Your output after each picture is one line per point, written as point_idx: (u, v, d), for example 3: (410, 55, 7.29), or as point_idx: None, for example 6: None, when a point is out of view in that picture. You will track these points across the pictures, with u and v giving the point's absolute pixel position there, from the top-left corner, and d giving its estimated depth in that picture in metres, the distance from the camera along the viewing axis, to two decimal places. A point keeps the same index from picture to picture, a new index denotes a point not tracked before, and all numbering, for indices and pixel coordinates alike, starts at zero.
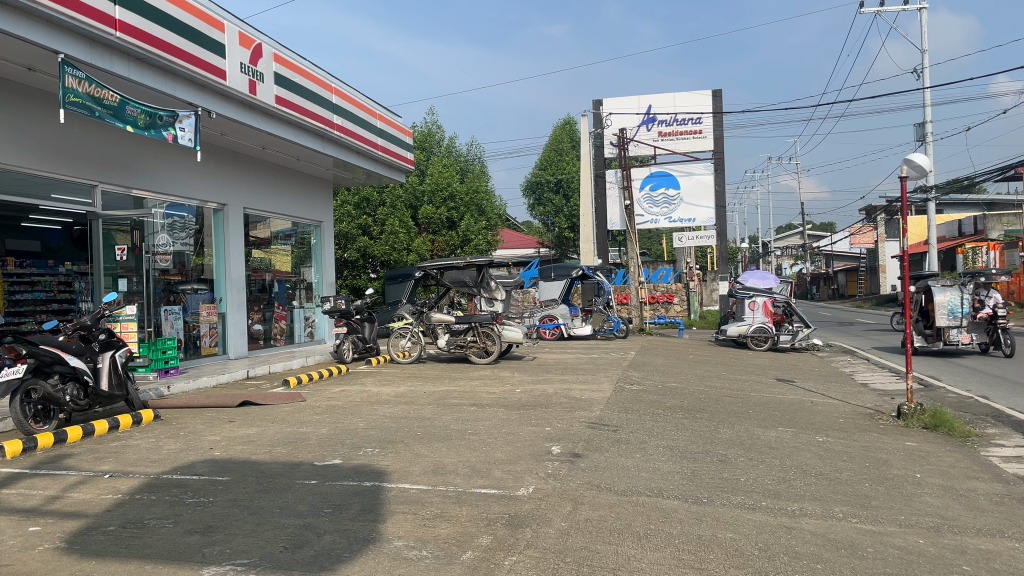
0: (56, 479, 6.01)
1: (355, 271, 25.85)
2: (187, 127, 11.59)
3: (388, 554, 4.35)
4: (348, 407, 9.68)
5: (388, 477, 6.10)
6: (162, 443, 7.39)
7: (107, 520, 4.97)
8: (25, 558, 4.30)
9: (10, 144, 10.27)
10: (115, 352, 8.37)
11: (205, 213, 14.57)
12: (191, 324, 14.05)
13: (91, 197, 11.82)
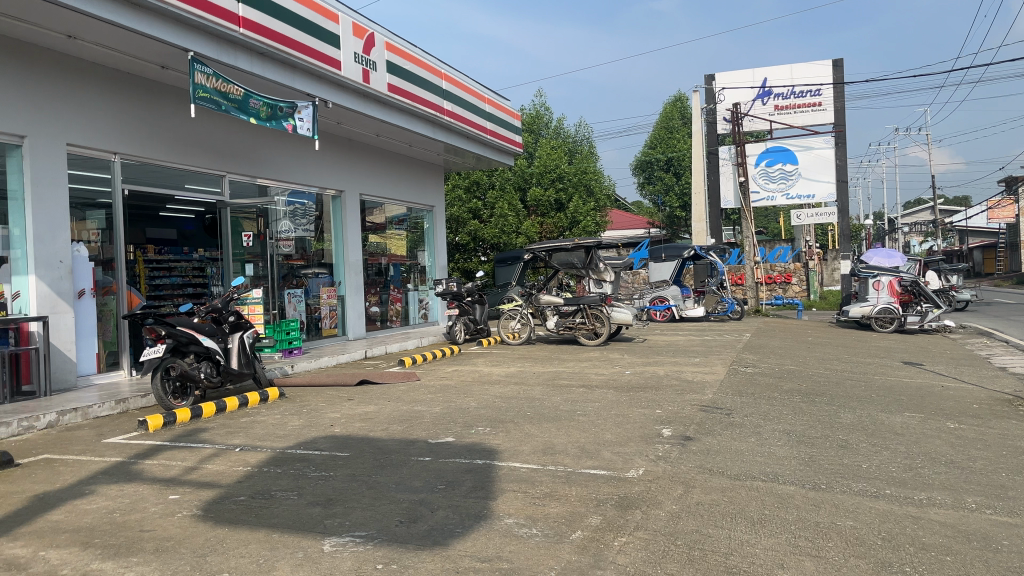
0: (193, 451, 6.44)
1: (465, 255, 26.29)
2: (305, 117, 12.05)
3: (499, 531, 4.44)
4: (460, 387, 9.91)
5: (499, 456, 6.21)
6: (287, 420, 7.79)
7: (239, 490, 5.30)
8: (165, 524, 4.65)
9: (147, 137, 10.99)
10: (243, 333, 8.77)
11: (324, 200, 15.17)
12: (313, 307, 14.71)
13: (220, 186, 12.54)
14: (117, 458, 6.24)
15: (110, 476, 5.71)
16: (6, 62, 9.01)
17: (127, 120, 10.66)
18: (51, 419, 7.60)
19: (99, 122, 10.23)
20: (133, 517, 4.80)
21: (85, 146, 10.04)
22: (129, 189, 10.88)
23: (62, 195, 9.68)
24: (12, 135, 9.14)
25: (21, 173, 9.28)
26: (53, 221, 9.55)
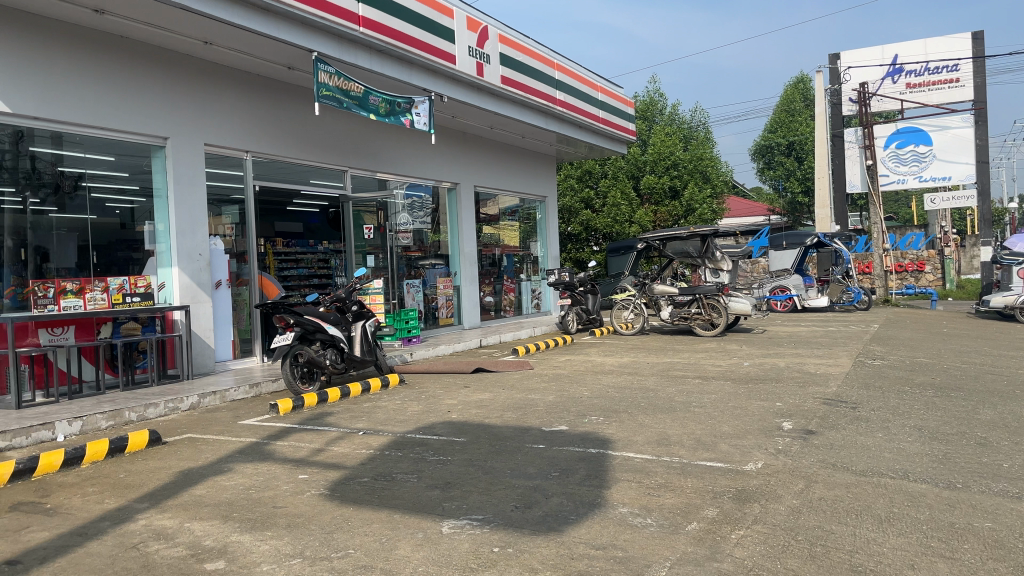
0: (320, 434, 6.77)
1: (578, 245, 26.26)
2: (422, 112, 12.31)
3: (614, 520, 4.45)
4: (573, 376, 9.94)
5: (613, 445, 6.21)
6: (406, 405, 8.06)
7: (362, 471, 5.54)
8: (296, 501, 4.93)
9: (275, 135, 11.57)
10: (365, 323, 9.20)
11: (440, 192, 15.52)
12: (430, 297, 15.11)
13: (341, 180, 13.10)
14: (252, 439, 6.64)
15: (246, 455, 6.09)
16: (150, 69, 9.71)
17: (257, 119, 11.26)
18: (193, 401, 8.16)
19: (233, 122, 10.86)
20: (267, 494, 5.11)
21: (220, 145, 10.69)
22: (260, 185, 11.49)
23: (200, 192, 10.36)
24: (156, 136, 9.84)
25: (165, 172, 9.99)
26: (193, 216, 10.23)
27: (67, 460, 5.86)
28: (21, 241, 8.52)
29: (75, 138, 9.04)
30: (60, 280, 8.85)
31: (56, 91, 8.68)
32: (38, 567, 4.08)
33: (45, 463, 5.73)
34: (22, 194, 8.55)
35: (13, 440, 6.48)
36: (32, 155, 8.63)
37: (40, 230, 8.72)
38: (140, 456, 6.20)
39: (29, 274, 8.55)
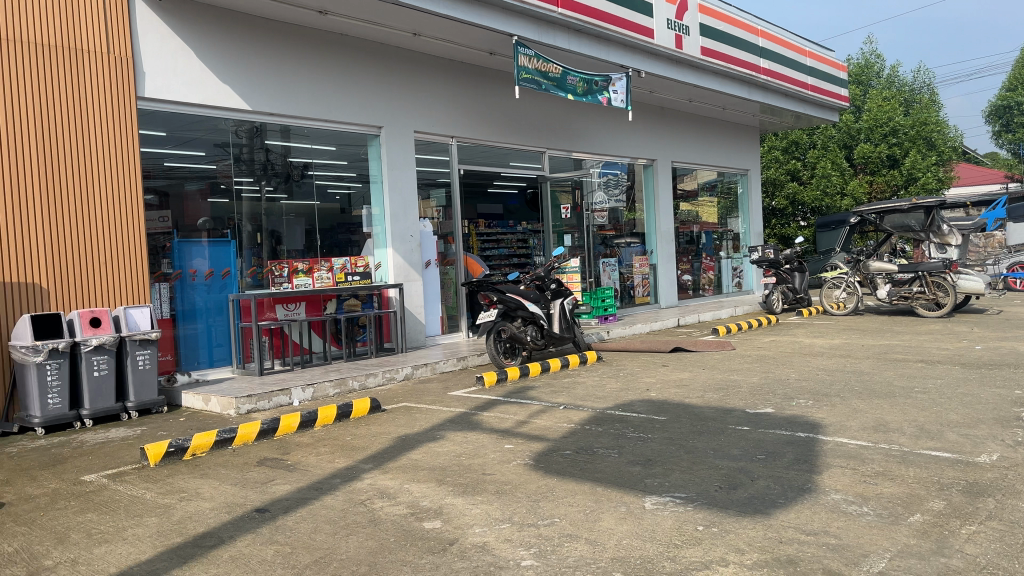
0: (523, 407, 7.02)
1: (783, 220, 24.98)
2: (619, 89, 12.18)
3: (827, 506, 4.26)
4: (779, 357, 9.55)
5: (824, 430, 5.92)
6: (605, 382, 8.16)
7: (565, 444, 5.69)
8: (503, 470, 5.17)
9: (477, 120, 12.01)
10: (563, 301, 9.21)
11: (636, 169, 15.39)
12: (626, 275, 15.08)
13: (540, 161, 13.29)
14: (461, 409, 7.03)
15: (456, 424, 6.46)
16: (366, 64, 10.43)
17: (461, 106, 11.74)
18: (407, 372, 8.74)
19: (439, 109, 11.41)
20: (477, 461, 5.41)
21: (428, 131, 11.28)
22: (464, 168, 12.00)
23: (411, 177, 11.00)
24: (371, 126, 10.58)
25: (380, 160, 10.71)
26: (405, 199, 10.91)
27: (303, 423, 6.53)
28: (258, 226, 9.48)
29: (302, 131, 9.92)
30: (292, 260, 9.79)
31: (287, 89, 9.59)
32: (284, 516, 4.61)
33: (285, 424, 6.42)
34: (259, 184, 9.50)
35: (258, 403, 7.30)
36: (267, 149, 9.58)
37: (273, 216, 9.63)
38: (363, 422, 6.76)
39: (265, 255, 9.52)
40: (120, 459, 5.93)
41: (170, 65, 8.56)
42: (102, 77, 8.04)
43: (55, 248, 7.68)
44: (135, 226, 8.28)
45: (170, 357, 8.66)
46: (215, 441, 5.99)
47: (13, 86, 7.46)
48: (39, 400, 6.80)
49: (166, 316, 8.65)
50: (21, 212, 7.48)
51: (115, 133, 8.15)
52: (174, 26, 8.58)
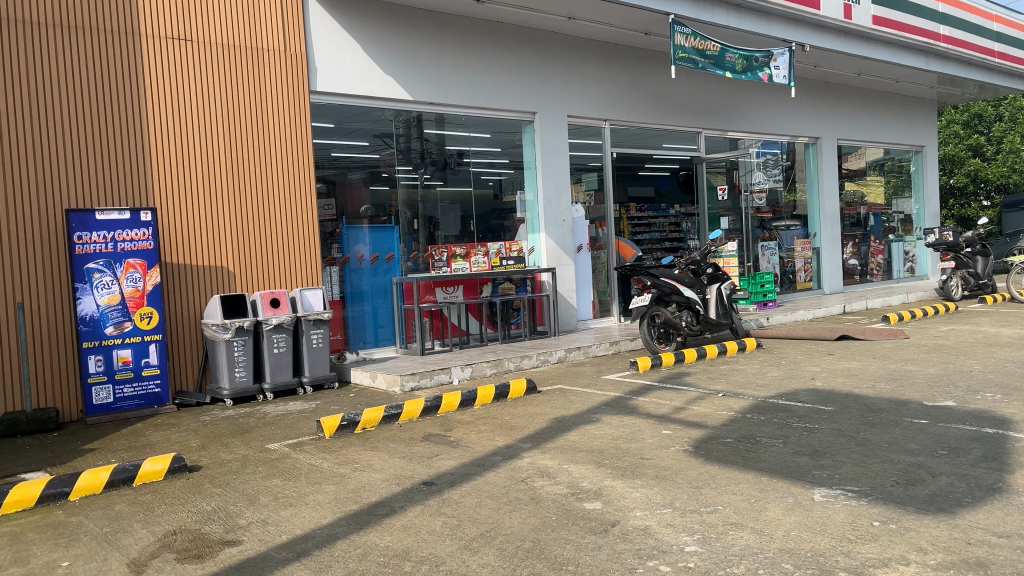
0: (680, 392, 6.93)
1: (961, 200, 22.80)
2: (781, 65, 11.65)
3: (1021, 508, 3.95)
4: (959, 347, 8.88)
5: (1015, 426, 5.46)
6: (766, 370, 7.90)
7: (725, 432, 5.57)
8: (662, 455, 5.14)
9: (631, 102, 11.88)
10: (720, 285, 9.01)
11: (797, 147, 14.71)
12: (786, 260, 14.48)
13: (695, 142, 13.01)
14: (616, 393, 7.03)
15: (612, 408, 6.47)
16: (521, 50, 10.56)
17: (614, 88, 11.65)
18: (561, 355, 8.84)
19: (593, 92, 11.39)
20: (634, 445, 5.40)
21: (582, 115, 11.30)
22: (617, 152, 11.92)
23: (564, 161, 11.06)
24: (526, 112, 10.73)
25: (534, 146, 10.84)
26: (558, 184, 10.99)
27: (463, 401, 6.76)
28: (415, 212, 9.83)
29: (458, 119, 10.20)
30: (450, 245, 10.10)
31: (446, 79, 9.88)
32: (449, 490, 4.80)
33: (447, 403, 6.67)
34: (418, 172, 9.86)
35: (420, 381, 7.64)
36: (427, 138, 9.94)
37: (429, 202, 9.97)
38: (520, 402, 6.91)
39: (423, 240, 9.87)
40: (299, 430, 6.39)
41: (339, 59, 9.05)
42: (281, 76, 8.65)
43: (241, 235, 8.37)
44: (309, 215, 8.85)
45: (339, 336, 9.22)
46: (383, 416, 6.32)
47: (206, 88, 8.19)
48: (227, 373, 7.44)
49: (336, 298, 9.21)
50: (212, 202, 8.20)
51: (292, 129, 8.74)
52: (343, 22, 9.06)
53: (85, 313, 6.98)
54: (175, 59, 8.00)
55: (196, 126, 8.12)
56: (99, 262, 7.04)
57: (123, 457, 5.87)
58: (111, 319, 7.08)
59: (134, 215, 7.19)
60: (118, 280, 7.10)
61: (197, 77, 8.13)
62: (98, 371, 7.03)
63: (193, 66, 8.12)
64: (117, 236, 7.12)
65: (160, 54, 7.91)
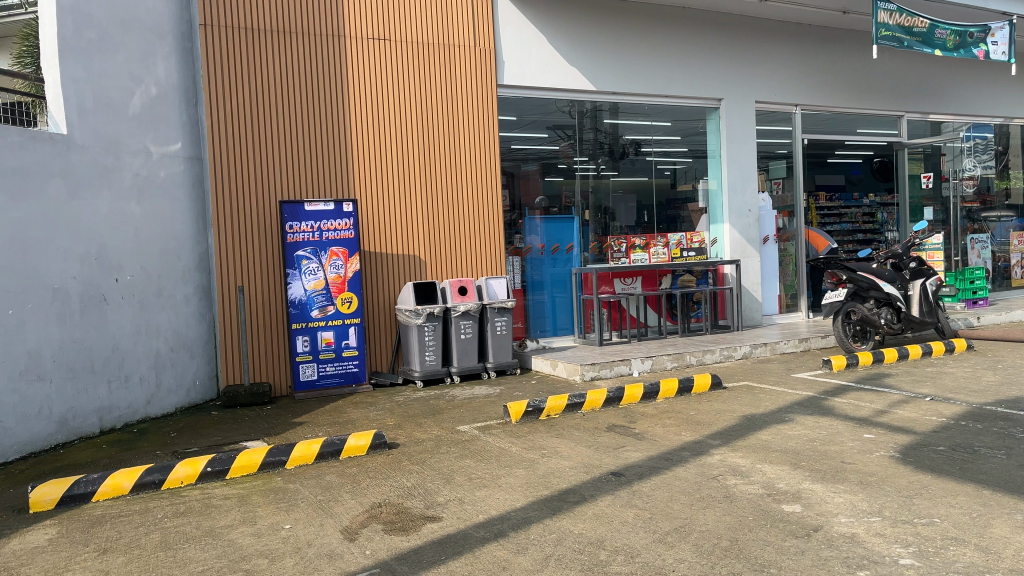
0: (880, 395, 6.52)
1: None
2: (1000, 39, 10.60)
3: None
4: None
5: None
6: (980, 374, 7.26)
7: (936, 439, 5.18)
8: (865, 460, 4.86)
9: (823, 86, 11.26)
10: (924, 281, 8.32)
11: (1010, 130, 13.43)
12: (999, 254, 13.19)
13: (897, 126, 12.13)
14: (809, 393, 6.72)
15: (805, 408, 6.19)
16: (707, 35, 10.29)
17: (805, 71, 11.08)
18: (746, 351, 8.58)
19: (782, 77, 10.90)
20: (833, 448, 5.14)
21: (771, 100, 10.86)
22: (808, 138, 11.35)
23: (750, 149, 10.69)
24: (711, 98, 10.48)
25: (719, 133, 10.60)
26: (744, 173, 10.64)
27: (647, 394, 6.71)
28: (587, 203, 9.75)
29: (641, 108, 10.11)
30: (628, 235, 10.04)
31: (630, 69, 9.82)
32: (639, 482, 4.80)
33: (629, 394, 6.65)
34: (597, 163, 9.82)
35: (601, 371, 7.68)
36: (604, 128, 9.88)
37: (599, 191, 9.84)
38: (706, 398, 6.77)
39: (600, 230, 9.85)
40: (486, 414, 6.60)
41: (525, 52, 9.22)
42: (471, 71, 8.94)
43: (431, 225, 8.76)
44: (493, 206, 9.11)
45: (521, 324, 9.44)
46: (567, 405, 6.40)
47: (402, 83, 8.62)
48: (418, 356, 7.82)
49: (518, 286, 9.42)
50: (406, 194, 8.63)
51: (480, 122, 9.02)
52: (530, 16, 9.21)
53: (294, 297, 7.58)
54: (375, 57, 8.48)
55: (393, 120, 8.57)
56: (307, 250, 7.63)
57: (329, 431, 6.33)
58: (316, 303, 7.66)
59: (337, 206, 7.72)
60: (323, 267, 7.67)
61: (395, 73, 8.57)
62: (305, 350, 7.63)
63: (391, 63, 8.56)
64: (323, 226, 7.68)
65: (362, 53, 8.41)
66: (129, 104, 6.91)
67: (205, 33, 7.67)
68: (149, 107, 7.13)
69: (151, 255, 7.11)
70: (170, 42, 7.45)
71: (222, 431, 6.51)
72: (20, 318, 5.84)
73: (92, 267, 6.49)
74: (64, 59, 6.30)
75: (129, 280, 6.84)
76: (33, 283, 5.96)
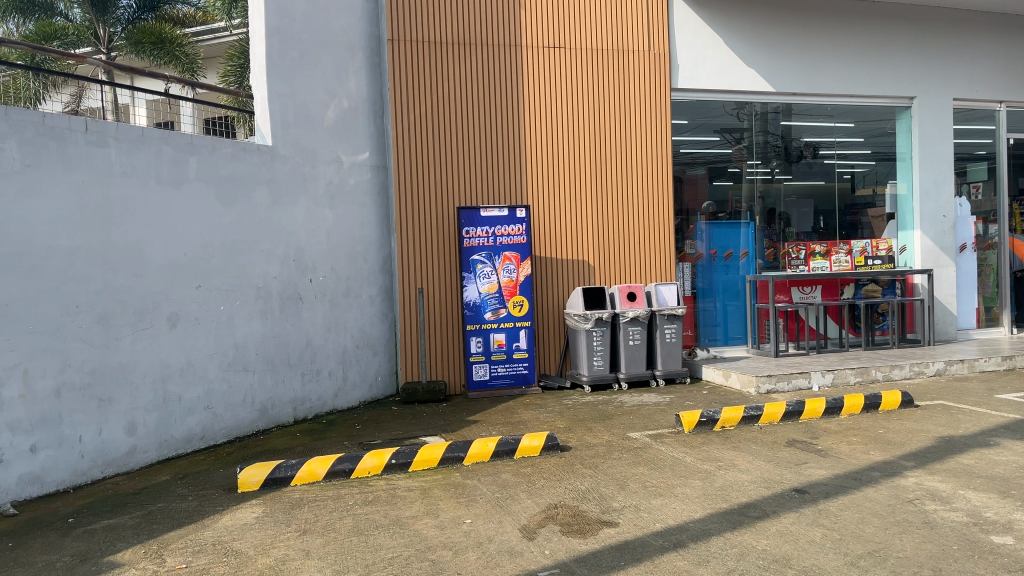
0: None
1: None
2: None
3: None
4: None
5: None
6: None
7: None
8: None
9: None
10: None
11: None
12: None
13: None
14: (1016, 415, 6.16)
15: (1013, 432, 5.68)
16: (899, 29, 9.68)
17: (1010, 65, 10.20)
18: (940, 367, 7.97)
19: (983, 72, 10.07)
20: None
21: (970, 97, 10.07)
22: (1012, 138, 10.44)
23: (946, 150, 9.93)
24: (903, 97, 9.84)
25: (910, 133, 9.94)
26: (938, 175, 9.90)
27: (829, 409, 6.40)
28: (758, 208, 9.48)
29: (823, 109, 9.68)
30: (807, 242, 9.62)
31: (813, 68, 9.42)
32: (826, 501, 4.57)
33: (810, 409, 6.37)
34: (770, 166, 9.53)
35: (778, 384, 7.41)
36: (776, 130, 9.54)
37: (769, 197, 9.53)
38: (896, 416, 6.36)
39: (777, 237, 9.53)
40: (657, 422, 6.54)
41: (700, 55, 9.06)
42: (644, 75, 8.89)
43: (602, 229, 8.78)
44: (665, 212, 8.99)
45: (691, 333, 9.27)
46: (743, 417, 6.22)
47: (576, 90, 8.71)
48: (587, 361, 7.87)
49: (688, 293, 9.28)
50: (578, 199, 8.72)
51: (653, 126, 8.94)
52: (707, 17, 9.05)
53: (469, 300, 7.90)
54: (550, 64, 8.63)
55: (566, 127, 8.68)
56: (482, 254, 7.91)
57: (502, 431, 6.50)
58: (489, 306, 7.93)
59: (511, 212, 7.94)
60: (496, 271, 7.92)
61: (569, 80, 8.69)
62: (478, 351, 7.92)
63: (566, 70, 8.68)
64: (498, 231, 7.93)
65: (538, 61, 8.59)
66: (325, 116, 7.43)
67: (392, 47, 8.14)
68: (342, 119, 7.64)
69: (341, 257, 7.61)
70: (361, 57, 7.94)
71: (402, 426, 6.84)
72: (230, 313, 6.43)
73: (290, 268, 7.03)
74: (271, 77, 6.88)
75: (322, 281, 7.35)
76: (242, 282, 6.54)
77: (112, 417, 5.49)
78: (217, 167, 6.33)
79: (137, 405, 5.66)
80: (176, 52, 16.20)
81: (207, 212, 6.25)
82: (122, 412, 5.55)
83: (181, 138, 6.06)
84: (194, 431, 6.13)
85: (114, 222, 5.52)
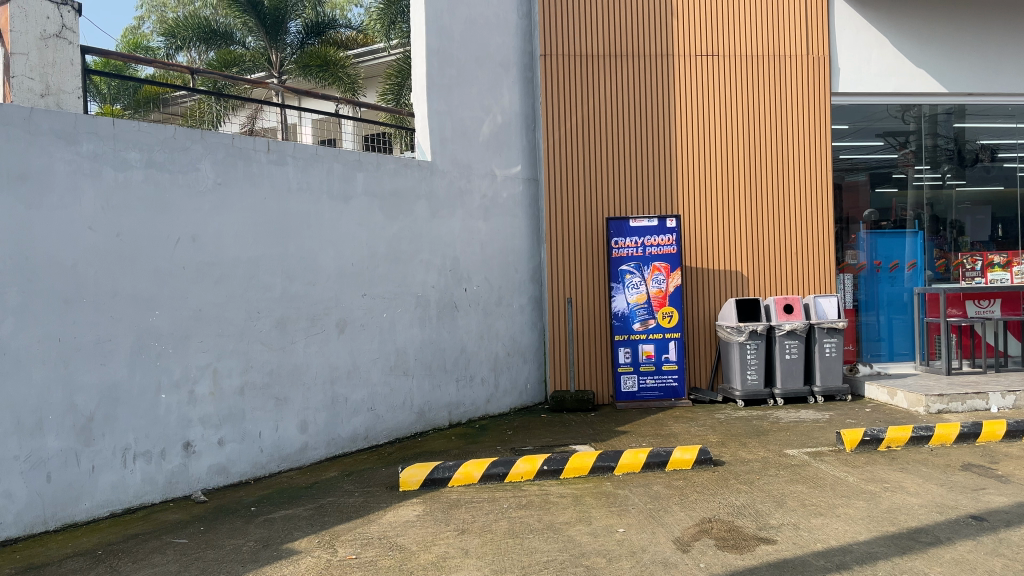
0: None
1: None
2: None
3: None
4: None
5: None
6: None
7: None
8: None
9: None
10: None
11: None
12: None
13: None
14: None
15: None
16: None
17: None
18: None
19: None
20: None
21: None
22: None
23: None
24: None
25: None
26: None
27: (1009, 432, 5.96)
28: (927, 216, 8.96)
29: (1004, 110, 9.06)
30: (985, 252, 9.03)
31: (993, 66, 8.79)
32: (1007, 530, 4.26)
33: (989, 431, 5.95)
34: (940, 171, 9.01)
35: (951, 404, 6.96)
36: (948, 133, 8.99)
37: (939, 204, 8.98)
38: None
39: (949, 247, 8.94)
40: (817, 439, 6.31)
41: (864, 57, 8.66)
42: (801, 80, 8.61)
43: (756, 240, 8.56)
44: (825, 224, 8.64)
45: (852, 347, 8.88)
46: (911, 437, 5.89)
47: (729, 94, 8.55)
48: (740, 375, 7.70)
49: (848, 306, 8.88)
50: (732, 208, 8.54)
51: (811, 133, 8.63)
52: (873, 18, 8.63)
53: (617, 310, 7.95)
54: (702, 76, 8.53)
55: (719, 141, 8.54)
56: (631, 264, 7.94)
57: (652, 442, 6.49)
58: (638, 316, 7.93)
59: (661, 222, 7.92)
60: (645, 281, 7.90)
61: (722, 87, 8.54)
62: (626, 361, 7.94)
63: (719, 78, 8.54)
64: (647, 241, 7.93)
65: (689, 70, 8.51)
66: (479, 132, 7.71)
67: (544, 62, 8.33)
68: (495, 134, 7.91)
69: (493, 267, 7.86)
70: (514, 74, 8.20)
71: (552, 433, 6.96)
72: (393, 319, 6.79)
73: (447, 277, 7.33)
74: (431, 95, 7.20)
75: (476, 290, 7.62)
76: (403, 291, 6.89)
77: (287, 415, 5.94)
78: (381, 182, 6.72)
79: (309, 405, 6.10)
80: (340, 73, 17.21)
81: (372, 225, 6.64)
82: (296, 411, 6.00)
83: (351, 156, 6.47)
84: (359, 431, 6.51)
85: (291, 234, 5.98)
